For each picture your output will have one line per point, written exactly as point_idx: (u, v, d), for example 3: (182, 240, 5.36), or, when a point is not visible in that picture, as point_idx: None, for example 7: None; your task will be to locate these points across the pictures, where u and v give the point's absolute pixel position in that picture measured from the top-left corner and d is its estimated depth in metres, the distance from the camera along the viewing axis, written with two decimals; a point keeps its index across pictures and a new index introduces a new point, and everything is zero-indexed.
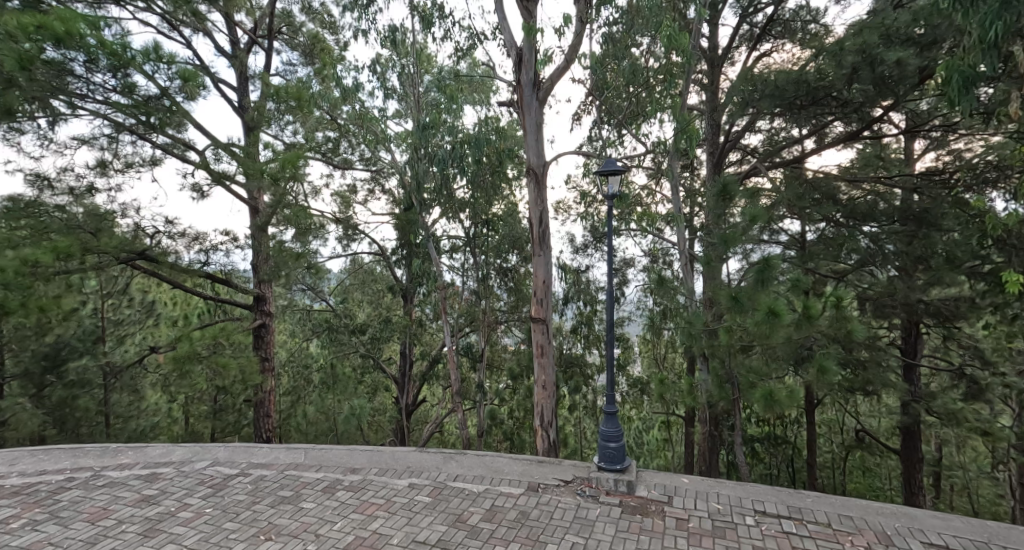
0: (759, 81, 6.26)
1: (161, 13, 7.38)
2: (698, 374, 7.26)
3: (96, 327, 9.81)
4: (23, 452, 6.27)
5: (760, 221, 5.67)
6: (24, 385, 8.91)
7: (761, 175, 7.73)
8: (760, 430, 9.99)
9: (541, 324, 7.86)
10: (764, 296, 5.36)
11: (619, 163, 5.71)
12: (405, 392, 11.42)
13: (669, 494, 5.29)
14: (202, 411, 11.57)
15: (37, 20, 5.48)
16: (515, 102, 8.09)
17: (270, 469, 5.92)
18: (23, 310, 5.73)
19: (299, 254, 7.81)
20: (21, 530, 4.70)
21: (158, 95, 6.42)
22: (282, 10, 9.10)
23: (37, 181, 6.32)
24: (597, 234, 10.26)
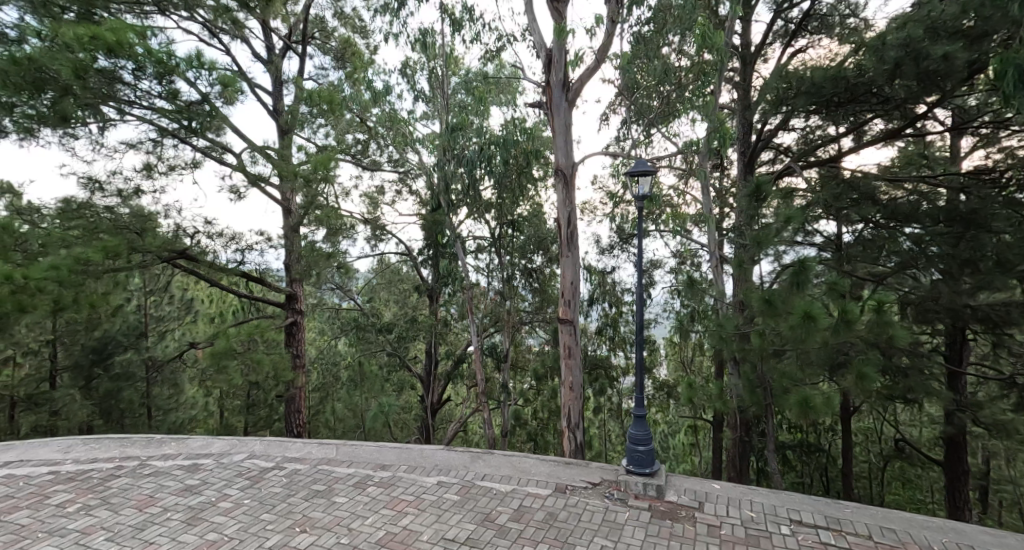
0: (795, 78, 6.16)
1: (203, 21, 7.66)
2: (728, 378, 7.14)
3: (139, 323, 10.30)
4: (76, 441, 6.54)
5: (795, 222, 5.56)
6: (74, 377, 9.39)
7: (795, 175, 7.55)
8: (791, 437, 9.77)
9: (568, 324, 7.82)
10: (800, 298, 5.26)
11: (649, 163, 5.65)
12: (430, 390, 11.53)
13: (700, 499, 5.22)
14: (236, 406, 11.95)
15: (91, 31, 5.72)
16: (545, 102, 8.08)
17: (303, 463, 6.07)
18: (76, 306, 5.95)
19: (329, 254, 8.00)
20: (76, 515, 4.90)
21: (200, 100, 6.64)
22: (315, 16, 9.34)
23: (89, 184, 6.63)
24: (624, 235, 10.17)
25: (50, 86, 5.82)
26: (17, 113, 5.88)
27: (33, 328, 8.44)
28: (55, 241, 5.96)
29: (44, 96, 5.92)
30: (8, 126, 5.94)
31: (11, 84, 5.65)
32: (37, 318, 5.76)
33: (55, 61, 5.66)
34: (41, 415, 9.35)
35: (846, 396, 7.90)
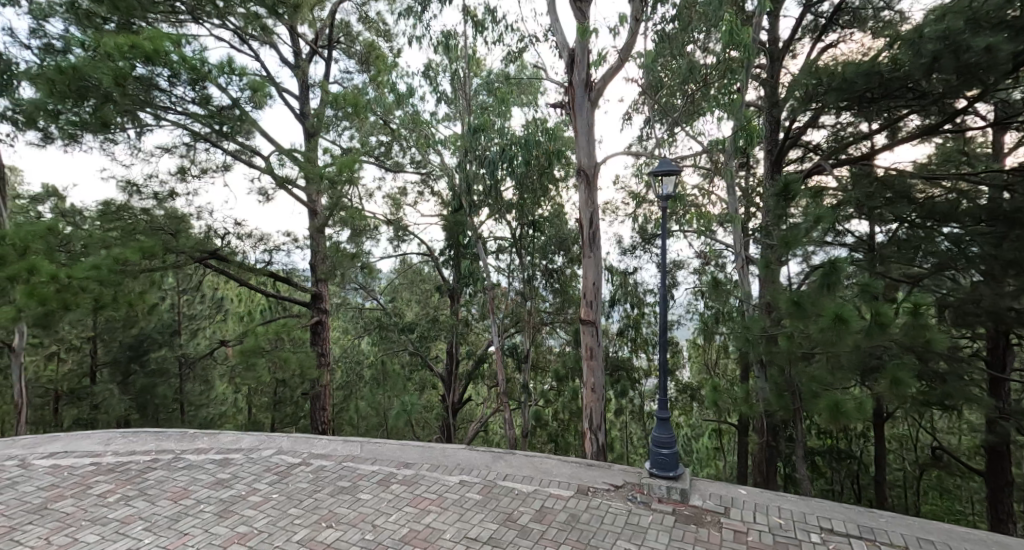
0: (825, 74, 6.04)
1: (233, 28, 7.87)
2: (754, 382, 7.02)
3: (172, 321, 11.09)
4: (115, 434, 6.79)
5: (825, 222, 5.46)
6: (112, 372, 10.46)
7: (824, 174, 7.38)
8: (820, 443, 9.55)
9: (590, 325, 7.80)
10: (829, 300, 5.17)
11: (673, 163, 5.60)
12: (452, 390, 11.62)
13: (725, 504, 5.16)
14: (263, 403, 12.25)
15: (129, 40, 5.89)
16: (567, 102, 8.06)
17: (329, 460, 6.17)
18: (115, 304, 6.13)
19: (353, 255, 8.14)
20: (116, 504, 5.08)
21: (230, 105, 6.80)
22: (340, 21, 9.50)
23: (127, 187, 6.88)
24: (647, 235, 10.08)
25: (92, 94, 6.06)
26: (63, 121, 6.26)
27: (74, 326, 9.34)
28: (96, 242, 6.21)
29: (86, 105, 6.23)
30: (54, 133, 6.65)
31: (56, 92, 5.97)
32: (79, 316, 5.96)
33: (98, 69, 5.88)
34: (83, 408, 10.26)
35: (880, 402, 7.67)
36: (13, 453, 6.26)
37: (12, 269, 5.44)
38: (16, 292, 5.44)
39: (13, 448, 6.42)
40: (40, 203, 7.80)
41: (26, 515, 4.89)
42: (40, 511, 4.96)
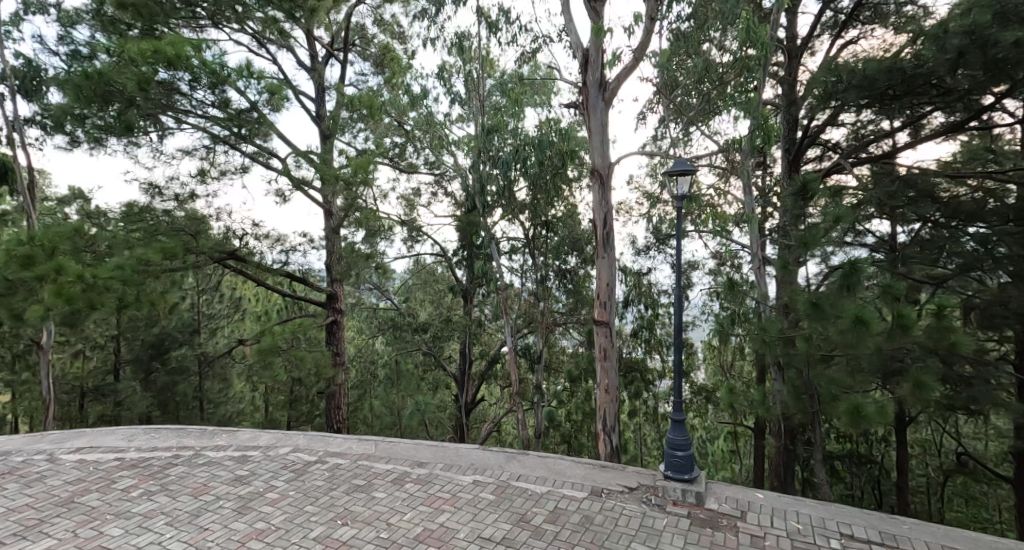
0: (845, 71, 5.94)
1: (252, 32, 7.98)
2: (772, 384, 6.93)
3: (192, 320, 11.40)
4: (138, 430, 6.91)
5: (844, 222, 5.37)
6: (135, 370, 10.81)
7: (844, 173, 7.26)
8: (839, 447, 9.37)
9: (604, 326, 7.75)
10: (849, 302, 5.08)
11: (689, 163, 5.54)
12: (465, 390, 11.66)
13: (742, 508, 5.10)
14: (279, 401, 12.41)
15: (151, 45, 5.98)
16: (581, 103, 8.03)
17: (344, 458, 6.21)
18: (138, 303, 6.20)
19: (367, 255, 8.19)
20: (139, 499, 5.17)
21: (249, 108, 6.89)
22: (356, 23, 9.58)
23: (150, 190, 7.05)
24: (661, 235, 9.99)
25: (116, 99, 6.22)
26: (88, 124, 6.51)
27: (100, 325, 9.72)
28: (119, 243, 6.35)
29: (110, 109, 6.40)
30: (80, 138, 6.89)
31: (83, 97, 6.15)
32: (103, 315, 6.06)
33: (122, 74, 6.05)
34: (106, 404, 10.66)
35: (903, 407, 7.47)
36: (42, 447, 6.41)
37: (39, 269, 5.56)
38: (45, 291, 5.53)
39: (41, 442, 6.57)
40: (67, 204, 8.11)
41: (54, 508, 4.99)
42: (67, 504, 5.06)
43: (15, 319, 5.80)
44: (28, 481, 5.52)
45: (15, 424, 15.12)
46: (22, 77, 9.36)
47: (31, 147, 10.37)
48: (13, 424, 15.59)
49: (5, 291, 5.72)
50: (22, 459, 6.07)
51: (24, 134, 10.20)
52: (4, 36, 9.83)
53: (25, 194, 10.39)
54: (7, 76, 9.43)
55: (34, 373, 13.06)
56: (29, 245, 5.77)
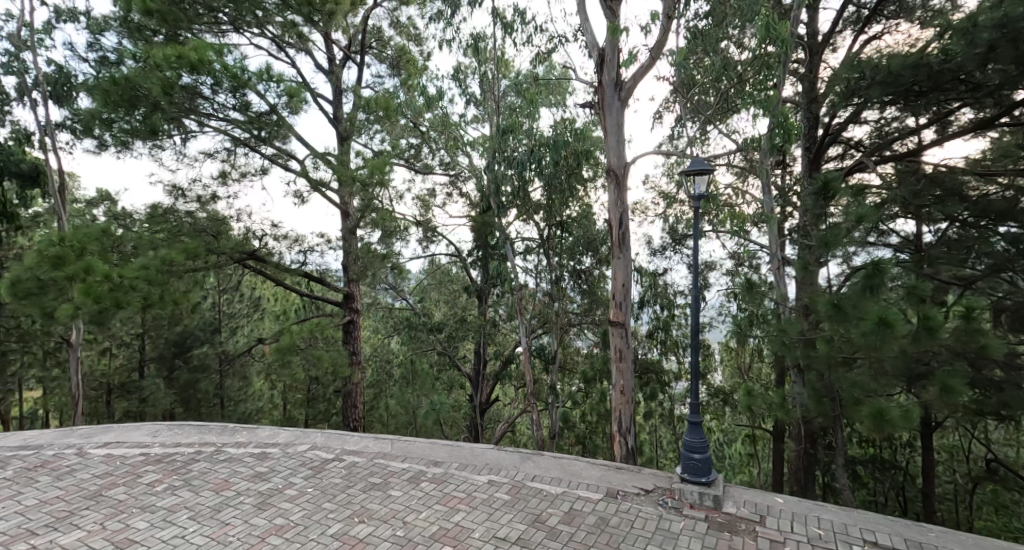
0: (868, 67, 5.83)
1: (272, 37, 8.09)
2: (792, 386, 6.81)
3: (213, 319, 11.66)
4: (162, 426, 7.02)
5: (867, 221, 5.26)
6: (159, 367, 11.13)
7: (867, 171, 7.11)
8: (861, 451, 9.17)
9: (620, 327, 7.69)
10: (873, 303, 4.97)
11: (707, 162, 5.47)
12: (479, 390, 11.67)
13: (761, 513, 5.02)
14: (297, 399, 12.58)
15: (176, 51, 6.11)
16: (597, 102, 7.98)
17: (361, 456, 6.25)
18: (162, 302, 6.33)
19: (384, 255, 8.25)
20: (163, 493, 5.25)
21: (268, 111, 6.98)
22: (373, 26, 9.64)
23: (174, 192, 7.30)
24: (678, 235, 9.89)
25: (142, 103, 6.39)
26: (116, 128, 6.65)
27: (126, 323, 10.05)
28: (144, 244, 6.48)
29: (137, 113, 6.58)
30: (109, 141, 7.01)
31: (111, 102, 6.31)
32: (129, 314, 6.18)
33: (148, 80, 6.19)
34: (132, 401, 11.01)
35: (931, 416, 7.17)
36: (71, 442, 6.56)
37: (69, 269, 5.69)
38: (74, 290, 5.65)
39: (70, 437, 6.71)
40: (95, 206, 8.35)
41: (82, 501, 5.10)
42: (95, 497, 5.16)
43: (46, 317, 5.85)
44: (58, 474, 5.65)
45: (46, 419, 15.56)
46: (54, 83, 9.61)
47: (61, 151, 10.63)
48: (44, 419, 16.05)
49: (36, 290, 5.75)
50: (53, 453, 6.21)
51: (55, 138, 10.47)
52: (37, 44, 10.10)
53: (55, 196, 10.66)
54: (39, 82, 9.68)
55: (64, 369, 13.53)
56: (59, 245, 5.91)
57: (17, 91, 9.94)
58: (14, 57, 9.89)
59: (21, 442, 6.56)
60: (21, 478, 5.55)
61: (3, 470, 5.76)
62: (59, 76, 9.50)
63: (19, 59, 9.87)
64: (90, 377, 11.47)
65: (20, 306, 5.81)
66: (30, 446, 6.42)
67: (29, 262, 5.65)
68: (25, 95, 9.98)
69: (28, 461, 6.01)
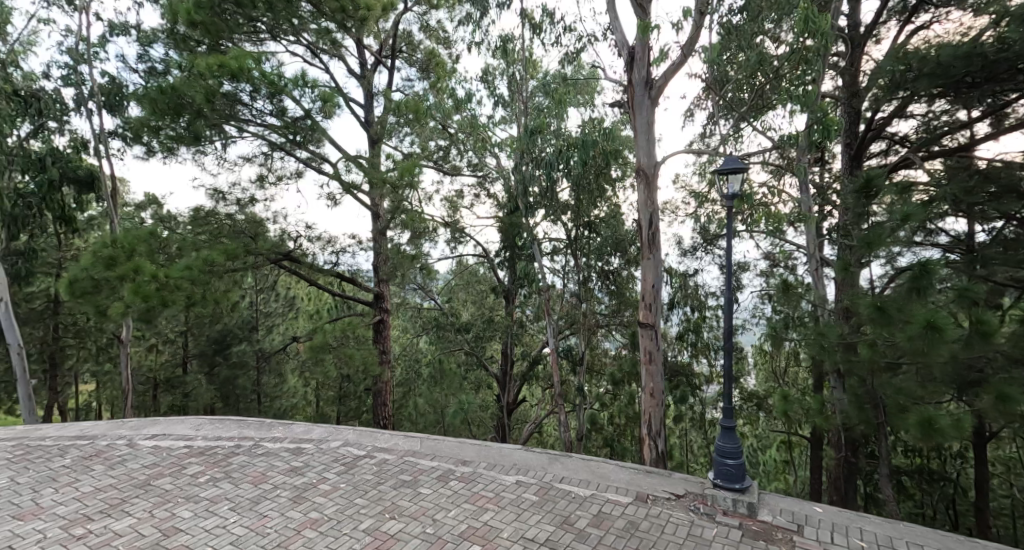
0: (915, 58, 5.57)
1: (306, 44, 8.27)
2: (831, 392, 6.56)
3: (252, 317, 12.19)
4: (205, 420, 7.22)
5: (915, 220, 5.03)
6: (201, 364, 11.81)
7: (913, 168, 6.83)
8: (906, 461, 8.76)
9: (650, 329, 7.56)
10: (920, 305, 4.75)
11: (740, 161, 5.32)
12: (507, 391, 11.66)
13: (799, 522, 4.84)
14: (329, 396, 12.87)
15: (217, 60, 6.32)
16: (627, 102, 7.87)
17: (391, 454, 6.29)
18: (203, 302, 6.50)
19: (413, 256, 8.33)
20: (206, 484, 5.39)
21: (303, 116, 7.11)
22: (403, 30, 9.72)
23: (215, 195, 7.70)
24: (709, 235, 9.67)
25: (186, 110, 6.64)
26: (163, 135, 6.91)
27: (171, 321, 10.69)
28: (187, 246, 6.69)
29: (181, 120, 6.83)
30: (156, 147, 7.45)
31: (159, 109, 6.58)
32: (173, 312, 6.36)
33: (192, 88, 6.44)
34: (176, 395, 11.58)
35: (989, 426, 6.80)
36: (122, 433, 6.79)
37: (120, 269, 5.91)
38: (124, 290, 5.88)
39: (121, 428, 6.95)
40: (143, 210, 8.76)
41: (133, 489, 5.27)
42: (144, 486, 5.33)
43: (99, 314, 6.09)
44: (111, 463, 5.86)
45: (99, 411, 16.35)
46: (108, 94, 10.01)
47: (114, 158, 11.06)
48: (96, 410, 16.83)
49: (91, 289, 5.96)
50: (105, 443, 6.44)
51: (108, 146, 10.91)
52: (94, 57, 10.55)
53: (109, 201, 11.07)
54: (94, 92, 10.09)
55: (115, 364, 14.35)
56: (111, 246, 6.13)
57: (75, 102, 10.39)
58: (72, 69, 10.35)
59: (78, 432, 6.83)
60: (78, 466, 5.78)
61: (61, 458, 6.00)
62: (111, 87, 9.94)
63: (77, 72, 10.32)
64: (137, 372, 11.96)
65: (76, 304, 6.04)
66: (85, 437, 6.68)
67: (84, 262, 5.89)
68: (82, 105, 10.43)
69: (83, 450, 6.25)
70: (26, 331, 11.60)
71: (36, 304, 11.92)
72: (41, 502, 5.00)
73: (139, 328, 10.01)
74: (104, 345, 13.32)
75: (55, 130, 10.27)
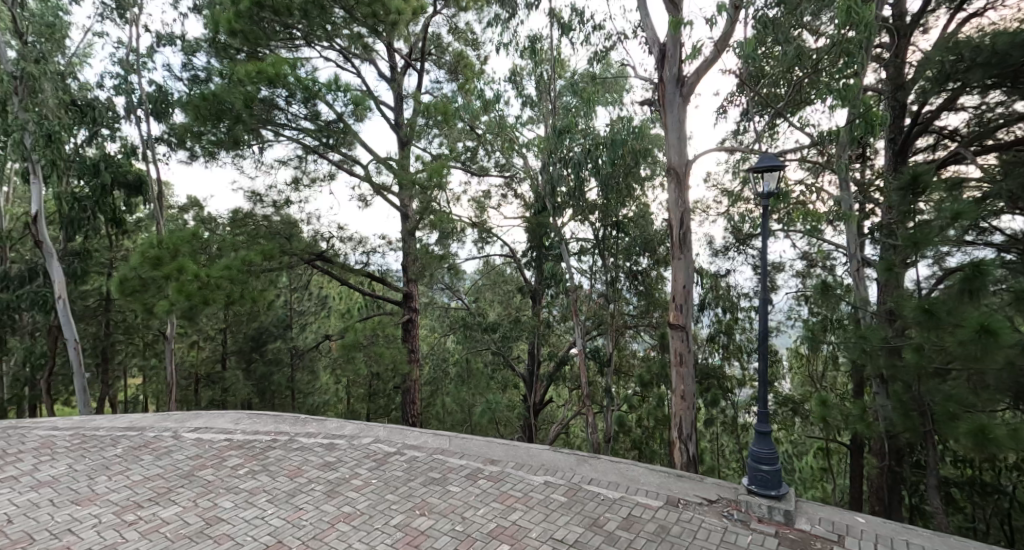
0: (967, 47, 5.31)
1: (339, 49, 8.39)
2: (874, 397, 6.30)
3: (286, 315, 12.52)
4: (243, 414, 7.39)
5: (967, 218, 4.79)
6: (239, 360, 12.15)
7: (963, 164, 6.50)
8: (954, 471, 8.32)
9: (681, 330, 7.39)
10: (973, 308, 4.52)
11: (777, 158, 5.14)
12: (533, 391, 11.62)
13: (840, 532, 4.66)
14: (359, 393, 13.08)
15: (256, 67, 6.47)
16: (658, 100, 7.72)
17: (421, 451, 6.33)
18: (242, 300, 6.64)
19: (441, 256, 8.38)
20: (245, 477, 5.50)
21: (335, 119, 7.20)
22: (432, 33, 9.77)
23: (252, 197, 7.90)
24: (742, 235, 9.43)
25: (226, 116, 6.82)
26: (205, 140, 7.17)
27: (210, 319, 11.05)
28: (226, 246, 6.87)
29: (221, 126, 7.04)
30: (198, 151, 7.71)
31: (200, 115, 6.79)
32: (214, 311, 6.52)
33: (232, 94, 6.62)
34: (216, 390, 11.96)
35: None
36: (167, 425, 7.00)
37: (166, 268, 6.11)
38: (169, 289, 6.07)
39: (167, 421, 7.16)
40: (185, 211, 9.06)
41: (178, 479, 5.41)
42: (188, 476, 5.47)
43: (146, 312, 6.29)
44: (158, 454, 6.04)
45: (146, 404, 17.04)
46: (155, 101, 10.36)
47: (161, 162, 11.43)
48: (143, 403, 17.53)
49: (140, 288, 6.17)
50: (153, 434, 6.65)
51: (155, 151, 11.30)
52: (142, 66, 10.94)
53: (156, 203, 11.41)
54: (143, 100, 10.44)
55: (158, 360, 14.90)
56: (157, 246, 6.34)
57: (125, 110, 10.78)
58: (123, 79, 10.74)
59: (128, 423, 7.07)
60: (128, 455, 5.97)
61: (113, 448, 6.22)
62: (157, 94, 10.30)
63: (128, 81, 10.72)
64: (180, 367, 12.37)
65: (126, 302, 6.26)
66: (135, 428, 6.91)
67: (133, 262, 6.10)
68: (132, 113, 10.82)
69: (133, 440, 6.47)
70: (81, 327, 12.14)
71: (89, 301, 12.45)
72: (96, 489, 5.18)
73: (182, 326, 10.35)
74: (151, 341, 13.83)
75: (108, 137, 10.67)
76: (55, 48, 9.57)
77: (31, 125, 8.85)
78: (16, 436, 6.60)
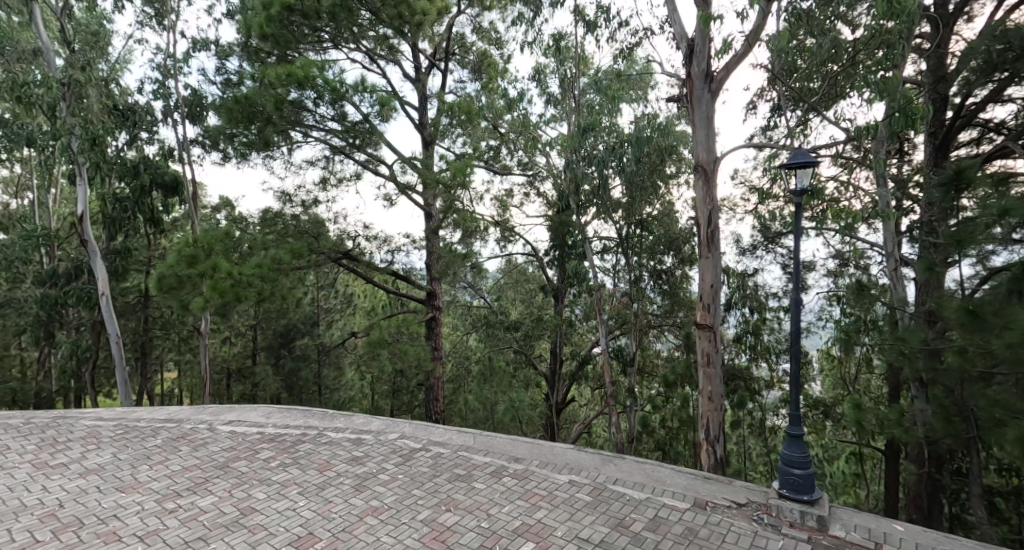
0: (1017, 36, 5.08)
1: (365, 50, 8.47)
2: (912, 401, 6.08)
3: (313, 313, 12.76)
4: (274, 409, 7.53)
5: (1015, 215, 4.58)
6: (268, 357, 12.42)
7: (1011, 158, 6.23)
8: (998, 479, 7.96)
9: (708, 330, 7.24)
10: (1020, 308, 4.33)
11: (811, 154, 4.99)
12: (556, 389, 11.59)
13: (877, 539, 4.52)
14: (384, 389, 13.24)
15: (286, 70, 6.57)
16: (685, 96, 7.58)
17: (446, 448, 6.35)
18: (272, 297, 6.77)
19: (464, 255, 8.45)
20: (277, 469, 5.60)
21: (362, 119, 7.28)
22: (457, 33, 9.79)
23: (281, 197, 8.06)
24: (771, 233, 9.23)
25: (258, 118, 6.97)
26: (237, 142, 7.32)
27: (240, 316, 11.33)
28: (258, 245, 7.03)
29: (253, 128, 7.19)
30: (231, 153, 7.89)
31: (233, 117, 6.93)
32: (245, 307, 6.66)
33: (264, 96, 6.75)
34: (246, 385, 12.24)
35: None
36: (203, 418, 7.18)
37: (201, 266, 6.25)
38: (203, 286, 6.21)
39: (202, 414, 7.33)
40: (218, 210, 9.26)
41: (215, 470, 5.55)
42: (224, 468, 5.60)
43: (181, 308, 6.42)
44: (195, 445, 6.20)
45: (180, 397, 17.55)
46: (190, 104, 10.64)
47: (195, 163, 11.73)
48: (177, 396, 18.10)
49: (176, 285, 6.28)
50: (190, 427, 6.82)
51: (190, 153, 11.60)
52: (179, 70, 11.23)
53: (191, 203, 11.70)
54: (179, 104, 10.74)
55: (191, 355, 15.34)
56: (192, 245, 6.50)
57: (162, 113, 11.10)
58: (161, 83, 11.06)
59: (166, 416, 7.27)
60: (167, 446, 6.14)
61: (153, 439, 6.40)
62: (192, 97, 10.57)
63: (165, 85, 11.03)
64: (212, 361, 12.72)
65: (162, 298, 6.41)
66: (173, 420, 7.09)
67: (170, 260, 6.27)
68: (169, 116, 11.13)
69: (171, 432, 6.64)
70: (121, 322, 12.57)
71: (129, 298, 12.89)
72: (138, 477, 5.34)
73: (215, 321, 10.62)
74: (186, 336, 14.25)
75: (146, 139, 11.00)
76: (99, 55, 9.90)
77: (77, 128, 9.21)
78: (64, 426, 6.85)
